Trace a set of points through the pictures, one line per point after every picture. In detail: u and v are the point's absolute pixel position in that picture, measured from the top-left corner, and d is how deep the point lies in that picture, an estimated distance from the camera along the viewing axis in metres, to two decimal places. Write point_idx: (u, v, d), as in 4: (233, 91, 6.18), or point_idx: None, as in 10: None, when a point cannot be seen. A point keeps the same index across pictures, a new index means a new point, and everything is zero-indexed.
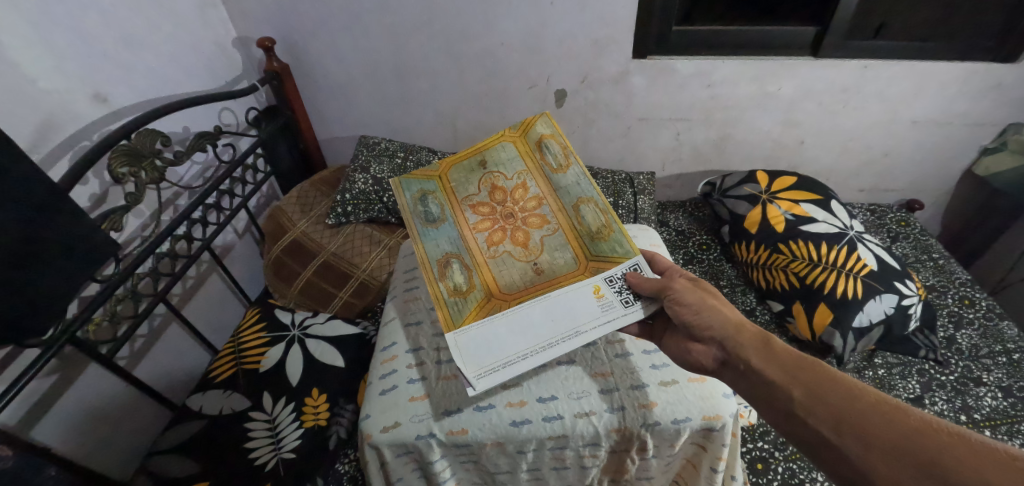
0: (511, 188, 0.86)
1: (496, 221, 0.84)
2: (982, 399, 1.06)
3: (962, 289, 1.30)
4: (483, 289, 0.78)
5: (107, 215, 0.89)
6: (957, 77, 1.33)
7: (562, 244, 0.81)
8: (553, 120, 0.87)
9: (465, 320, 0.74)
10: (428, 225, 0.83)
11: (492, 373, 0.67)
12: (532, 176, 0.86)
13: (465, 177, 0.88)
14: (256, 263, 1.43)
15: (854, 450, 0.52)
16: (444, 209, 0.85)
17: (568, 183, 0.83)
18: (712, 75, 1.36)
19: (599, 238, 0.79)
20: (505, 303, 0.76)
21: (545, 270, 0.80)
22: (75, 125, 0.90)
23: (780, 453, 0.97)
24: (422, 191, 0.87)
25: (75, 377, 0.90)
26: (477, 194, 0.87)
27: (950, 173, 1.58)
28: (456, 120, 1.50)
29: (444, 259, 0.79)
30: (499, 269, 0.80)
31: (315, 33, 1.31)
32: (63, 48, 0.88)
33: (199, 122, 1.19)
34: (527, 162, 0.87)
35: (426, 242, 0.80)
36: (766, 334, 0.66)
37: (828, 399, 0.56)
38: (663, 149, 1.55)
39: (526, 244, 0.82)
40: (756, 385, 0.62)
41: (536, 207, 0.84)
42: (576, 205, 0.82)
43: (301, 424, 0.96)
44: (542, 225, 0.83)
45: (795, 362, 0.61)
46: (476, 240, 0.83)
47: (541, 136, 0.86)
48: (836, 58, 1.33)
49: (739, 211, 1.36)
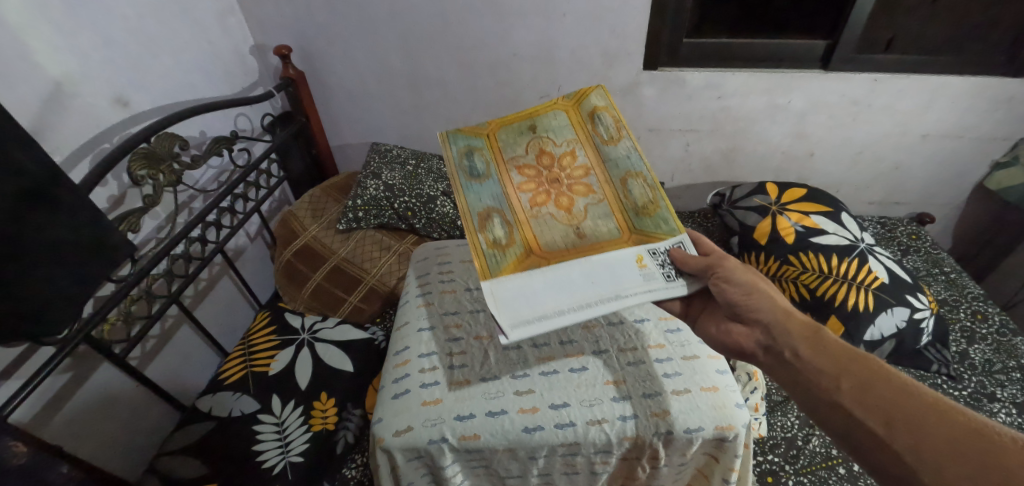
0: (559, 154, 0.86)
1: (541, 184, 0.85)
2: (996, 416, 1.05)
3: (975, 304, 1.29)
4: (523, 245, 0.79)
5: (125, 217, 0.91)
6: (968, 92, 1.33)
7: (606, 213, 0.82)
8: (608, 94, 0.88)
9: (504, 272, 0.75)
10: (472, 180, 0.83)
11: (527, 325, 0.69)
12: (581, 145, 0.86)
13: (514, 138, 0.88)
14: (266, 267, 1.44)
15: (903, 440, 0.52)
16: (489, 166, 0.85)
17: (617, 156, 0.84)
18: (723, 87, 1.37)
19: (644, 213, 0.80)
20: (546, 260, 0.77)
21: (586, 235, 0.80)
22: (96, 128, 0.92)
23: (791, 467, 0.96)
24: (469, 146, 0.86)
25: (88, 376, 0.91)
26: (524, 157, 0.86)
27: (961, 187, 1.57)
28: (467, 129, 1.52)
29: (486, 212, 0.79)
30: (541, 229, 0.80)
31: (331, 42, 1.34)
32: (88, 53, 0.91)
33: (216, 127, 1.21)
34: (577, 132, 0.87)
35: (469, 195, 0.81)
36: (817, 327, 0.65)
37: (878, 392, 0.56)
38: (672, 160, 1.56)
39: (569, 209, 0.83)
40: (800, 371, 0.62)
41: (582, 176, 0.85)
42: (624, 179, 0.83)
43: (309, 428, 0.97)
44: (587, 193, 0.84)
45: (843, 354, 0.61)
46: (520, 199, 0.83)
47: (594, 107, 0.87)
48: (846, 72, 1.33)
49: (749, 221, 1.36)
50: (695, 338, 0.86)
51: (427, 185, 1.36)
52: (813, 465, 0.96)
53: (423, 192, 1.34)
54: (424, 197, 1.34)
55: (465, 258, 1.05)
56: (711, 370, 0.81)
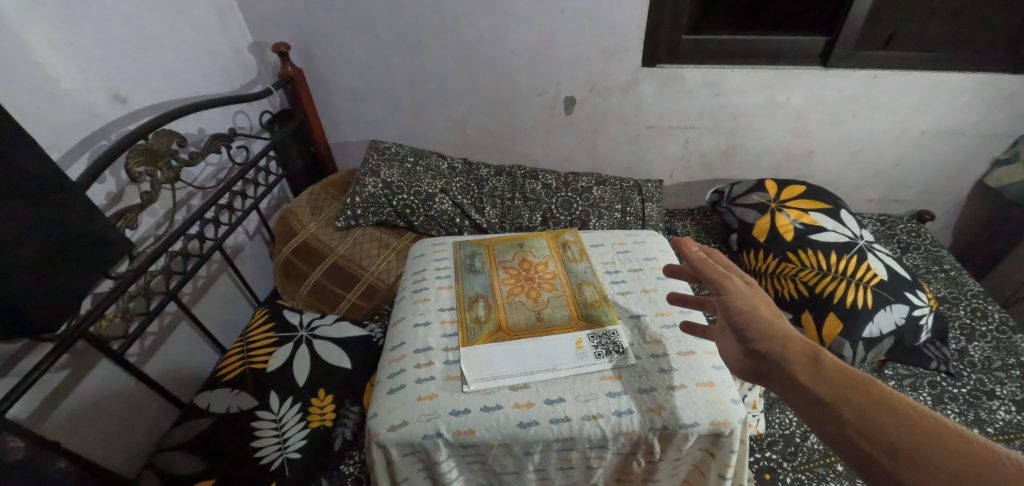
0: (537, 261, 1.01)
1: (518, 280, 0.97)
2: (995, 413, 1.04)
3: (975, 302, 1.28)
4: (495, 323, 0.88)
5: (123, 213, 0.91)
6: (968, 88, 1.32)
7: (563, 305, 0.92)
8: (578, 234, 1.10)
9: (475, 342, 0.85)
10: (470, 273, 0.99)
11: (487, 381, 0.79)
12: (554, 259, 1.02)
13: (507, 247, 1.06)
14: (265, 265, 1.44)
15: (910, 478, 0.46)
16: (484, 264, 1.02)
17: (578, 270, 0.99)
18: (722, 84, 1.37)
19: (592, 306, 0.91)
20: (510, 336, 0.86)
21: (546, 319, 0.89)
22: (94, 125, 0.92)
23: (789, 464, 0.96)
24: (473, 251, 1.05)
25: (87, 372, 0.92)
26: (510, 260, 1.02)
27: (961, 184, 1.57)
28: (466, 126, 1.52)
29: (473, 297, 0.93)
30: (511, 311, 0.90)
31: (329, 39, 1.34)
32: (87, 50, 0.91)
33: (214, 124, 1.21)
34: (552, 252, 1.04)
35: (465, 284, 0.96)
36: (815, 347, 0.58)
37: (880, 423, 0.49)
38: (671, 157, 1.56)
39: (536, 299, 0.93)
40: (803, 400, 0.55)
41: (551, 277, 0.98)
42: (580, 284, 0.96)
43: (306, 424, 0.97)
44: (552, 289, 0.95)
45: (848, 380, 0.54)
46: (501, 289, 0.95)
47: (566, 240, 1.08)
48: (845, 68, 1.33)
49: (748, 219, 1.35)
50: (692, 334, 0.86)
51: (425, 182, 1.35)
52: (811, 462, 0.96)
53: (422, 189, 1.33)
54: (423, 194, 1.33)
55: (461, 255, 1.04)
56: (707, 366, 0.81)
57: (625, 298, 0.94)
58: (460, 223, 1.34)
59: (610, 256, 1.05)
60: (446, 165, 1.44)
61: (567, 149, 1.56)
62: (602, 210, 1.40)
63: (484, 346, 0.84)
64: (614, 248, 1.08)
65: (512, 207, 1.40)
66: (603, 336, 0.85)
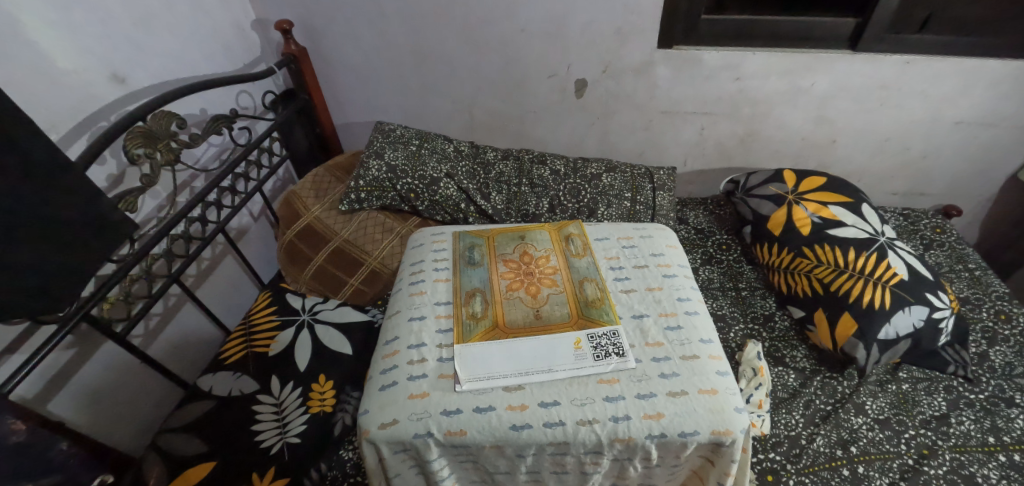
0: (538, 256, 0.99)
1: (518, 274, 0.95)
2: (1013, 421, 0.99)
3: (999, 303, 1.23)
4: (492, 319, 0.86)
5: (122, 196, 0.89)
6: (1007, 75, 1.24)
7: (563, 302, 0.89)
8: (582, 228, 1.07)
9: (471, 339, 0.83)
10: (469, 266, 0.97)
11: (480, 382, 0.77)
12: (556, 253, 0.99)
13: (508, 239, 1.03)
14: (269, 246, 1.44)
15: None
16: (483, 257, 1.00)
17: (580, 265, 0.97)
18: (742, 68, 1.30)
19: (592, 304, 0.89)
20: (506, 334, 0.84)
21: (544, 317, 0.87)
22: (93, 106, 0.90)
23: (792, 467, 0.93)
24: (473, 243, 1.03)
25: (93, 352, 0.93)
26: (511, 253, 1.00)
27: (993, 178, 1.49)
28: (474, 108, 1.47)
29: (471, 292, 0.91)
30: (509, 308, 0.88)
31: (334, 17, 1.30)
32: (85, 27, 0.89)
33: (216, 104, 1.19)
34: (554, 246, 1.01)
35: (462, 278, 0.94)
36: None
37: None
38: (685, 144, 1.50)
39: (535, 295, 0.91)
40: None
41: (552, 272, 0.95)
42: (582, 281, 0.93)
43: (307, 410, 0.96)
44: (552, 285, 0.92)
45: None
46: (499, 283, 0.93)
47: (570, 233, 1.05)
48: (876, 52, 1.25)
49: (762, 211, 1.31)
50: (696, 337, 0.84)
51: (429, 166, 1.32)
52: (815, 465, 0.93)
53: (426, 172, 1.30)
54: (426, 178, 1.30)
55: (461, 246, 1.02)
56: (711, 372, 0.79)
57: (628, 296, 0.91)
58: (465, 209, 1.31)
59: (615, 251, 1.02)
60: (453, 147, 1.40)
61: (577, 134, 1.51)
62: (612, 198, 1.35)
63: (478, 343, 0.82)
64: (619, 243, 1.04)
65: (518, 193, 1.36)
66: (602, 337, 0.83)
